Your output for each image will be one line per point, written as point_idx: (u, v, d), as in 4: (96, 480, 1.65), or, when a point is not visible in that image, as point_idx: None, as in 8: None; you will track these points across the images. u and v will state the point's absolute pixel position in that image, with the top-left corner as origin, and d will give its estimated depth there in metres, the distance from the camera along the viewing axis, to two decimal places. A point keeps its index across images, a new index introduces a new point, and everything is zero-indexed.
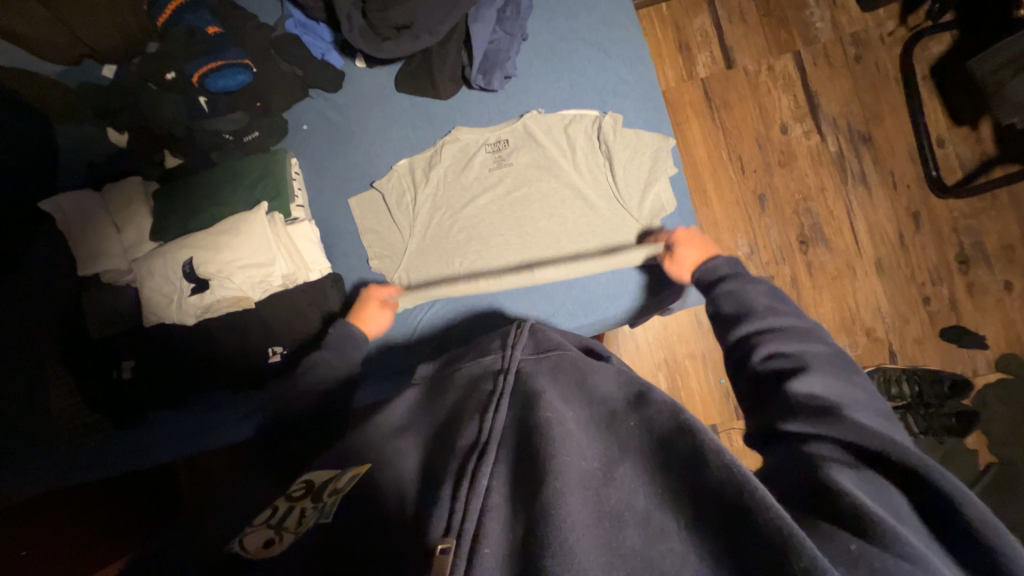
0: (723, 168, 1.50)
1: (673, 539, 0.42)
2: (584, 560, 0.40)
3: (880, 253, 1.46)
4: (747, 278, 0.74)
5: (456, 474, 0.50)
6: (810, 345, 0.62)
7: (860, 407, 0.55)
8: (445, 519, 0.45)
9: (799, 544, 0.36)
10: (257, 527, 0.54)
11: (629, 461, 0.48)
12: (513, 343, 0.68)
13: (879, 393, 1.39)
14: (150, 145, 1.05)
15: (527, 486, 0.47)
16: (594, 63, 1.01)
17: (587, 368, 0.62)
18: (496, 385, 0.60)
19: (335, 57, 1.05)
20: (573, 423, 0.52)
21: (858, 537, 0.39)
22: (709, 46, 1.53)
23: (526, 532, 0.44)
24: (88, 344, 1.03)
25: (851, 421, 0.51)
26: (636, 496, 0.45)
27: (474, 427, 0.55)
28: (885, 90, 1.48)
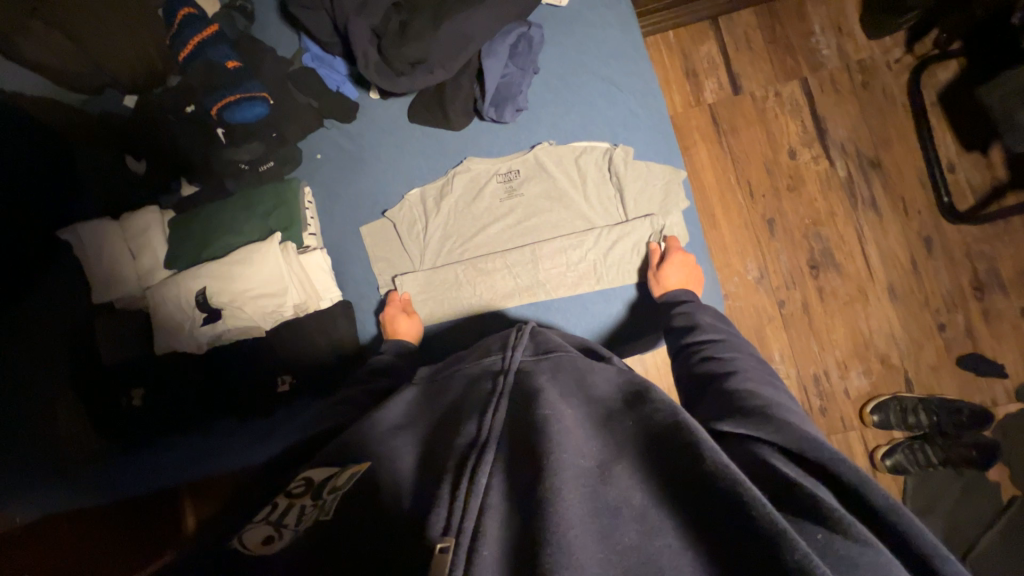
0: (731, 192, 1.50)
1: (669, 535, 0.42)
2: (581, 556, 0.40)
3: (892, 279, 1.44)
4: (701, 310, 0.82)
5: (456, 473, 0.50)
6: (747, 364, 0.67)
7: (789, 409, 0.59)
8: (444, 517, 0.45)
9: (788, 536, 0.37)
10: (258, 522, 0.56)
11: (624, 461, 0.50)
12: (514, 346, 0.74)
13: (897, 423, 1.35)
14: (165, 173, 1.06)
15: (525, 484, 0.47)
16: (604, 95, 1.02)
17: (585, 375, 0.67)
18: (496, 385, 0.64)
19: (349, 90, 1.07)
20: (570, 422, 0.54)
21: (826, 529, 0.41)
22: (716, 73, 1.55)
23: (525, 528, 0.43)
24: (99, 371, 1.03)
25: (778, 421, 0.53)
26: (633, 493, 0.46)
27: (475, 425, 0.57)
28: (893, 116, 1.49)
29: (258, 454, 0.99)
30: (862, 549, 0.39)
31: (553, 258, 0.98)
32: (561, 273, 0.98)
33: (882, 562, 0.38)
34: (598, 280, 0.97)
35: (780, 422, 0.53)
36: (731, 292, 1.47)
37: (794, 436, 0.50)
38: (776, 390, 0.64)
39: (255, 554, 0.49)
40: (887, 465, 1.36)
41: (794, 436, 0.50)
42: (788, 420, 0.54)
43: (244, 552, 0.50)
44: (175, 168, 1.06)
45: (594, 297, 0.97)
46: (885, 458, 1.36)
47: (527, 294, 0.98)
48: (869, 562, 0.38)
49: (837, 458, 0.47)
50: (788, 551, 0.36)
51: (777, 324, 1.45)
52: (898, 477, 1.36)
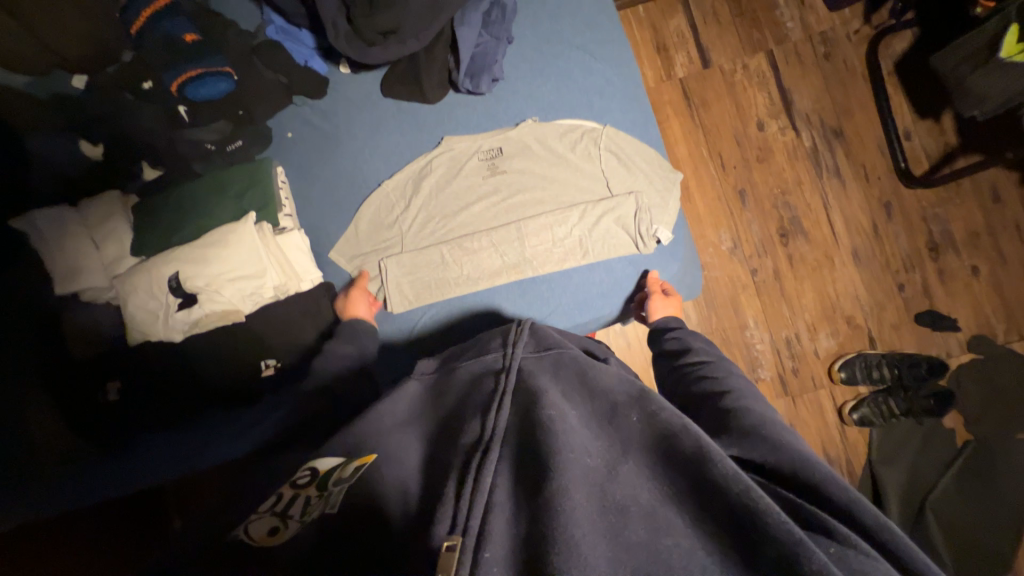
0: (704, 165, 1.54)
1: (678, 534, 0.42)
2: (591, 557, 0.39)
3: (856, 243, 1.51)
4: (688, 332, 0.85)
5: (462, 471, 0.49)
6: (738, 384, 0.68)
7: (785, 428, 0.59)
8: (449, 516, 0.44)
9: (809, 552, 0.37)
10: (263, 512, 0.54)
11: (632, 460, 0.48)
12: (514, 341, 0.67)
13: (863, 380, 1.41)
14: (125, 157, 1.01)
15: (531, 480, 0.46)
16: (580, 64, 1.02)
17: (588, 367, 0.62)
18: (498, 383, 0.59)
19: (318, 64, 1.04)
20: (576, 420, 0.51)
21: (838, 543, 0.41)
22: (686, 47, 1.57)
23: (535, 525, 0.42)
24: (70, 366, 0.97)
25: (771, 439, 0.53)
26: (641, 492, 0.45)
27: (476, 428, 0.54)
28: (854, 86, 1.54)
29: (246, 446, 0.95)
30: (875, 562, 0.39)
31: (539, 234, 0.98)
32: (547, 250, 0.98)
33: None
34: (583, 254, 0.98)
35: (773, 441, 0.53)
36: (706, 262, 1.51)
37: (785, 453, 0.51)
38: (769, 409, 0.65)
39: (263, 546, 0.48)
40: (855, 419, 1.42)
41: (790, 455, 0.50)
42: (782, 437, 0.54)
43: (247, 544, 0.48)
44: (136, 148, 1.00)
45: (580, 271, 0.98)
46: (852, 412, 1.43)
47: (516, 271, 0.98)
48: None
49: (827, 476, 0.47)
50: (807, 561, 0.37)
51: (750, 293, 1.50)
52: (864, 429, 1.43)
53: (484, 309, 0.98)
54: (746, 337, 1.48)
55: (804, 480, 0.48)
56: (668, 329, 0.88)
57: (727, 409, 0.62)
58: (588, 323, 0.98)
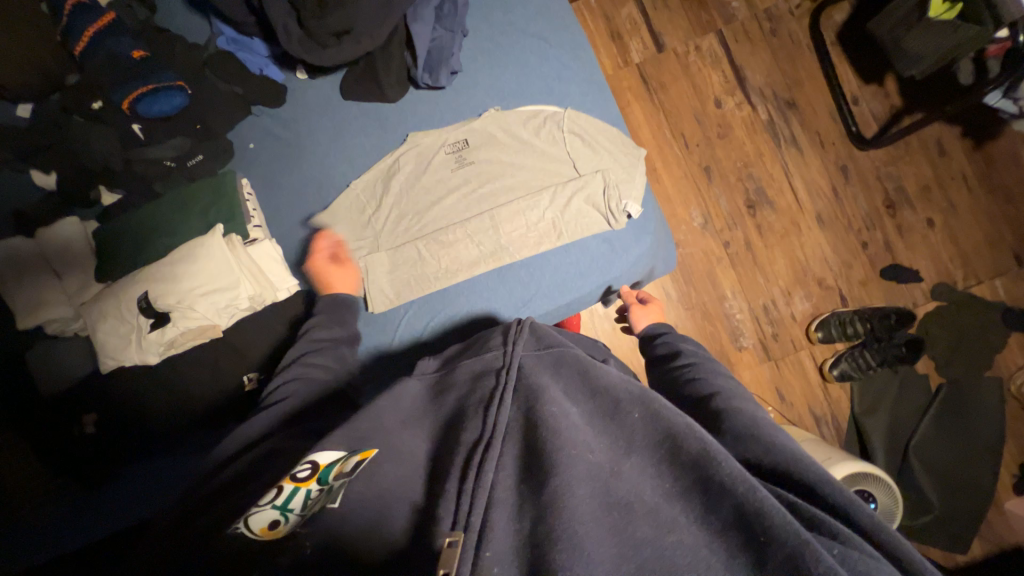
0: (668, 145, 1.57)
1: (682, 530, 0.42)
2: (594, 552, 0.40)
3: (818, 208, 1.57)
4: (678, 336, 0.85)
5: (462, 466, 0.48)
6: (727, 383, 0.69)
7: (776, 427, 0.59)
8: (451, 512, 0.44)
9: (815, 551, 0.38)
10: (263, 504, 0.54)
11: (636, 458, 0.47)
12: (514, 339, 0.63)
13: (838, 336, 1.48)
14: (80, 181, 0.97)
15: (534, 478, 0.45)
16: (536, 53, 1.04)
17: (589, 365, 0.60)
18: (498, 381, 0.57)
19: (275, 71, 1.03)
20: (578, 419, 0.50)
21: (841, 544, 0.41)
22: (639, 33, 1.61)
23: (538, 523, 0.42)
24: (38, 403, 0.92)
25: (766, 438, 0.53)
26: (645, 489, 0.45)
27: (477, 425, 0.52)
28: (801, 58, 1.61)
29: None
30: (874, 562, 0.40)
31: (513, 220, 0.99)
32: (523, 234, 0.99)
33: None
34: (558, 235, 0.99)
35: (766, 441, 0.53)
36: (680, 240, 1.55)
37: (784, 454, 0.51)
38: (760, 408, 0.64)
39: (265, 541, 0.49)
40: (835, 375, 1.47)
41: (787, 456, 0.50)
42: (779, 438, 0.53)
43: (250, 535, 0.51)
44: (92, 173, 0.97)
45: (557, 252, 0.99)
46: (832, 369, 1.47)
47: (494, 259, 0.99)
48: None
49: (825, 479, 0.48)
50: (812, 559, 0.37)
51: (725, 265, 1.54)
52: (845, 384, 1.48)
53: (466, 299, 0.99)
54: (725, 308, 1.52)
55: (802, 483, 0.48)
56: (658, 335, 0.89)
57: (716, 406, 0.62)
58: (568, 304, 1.00)
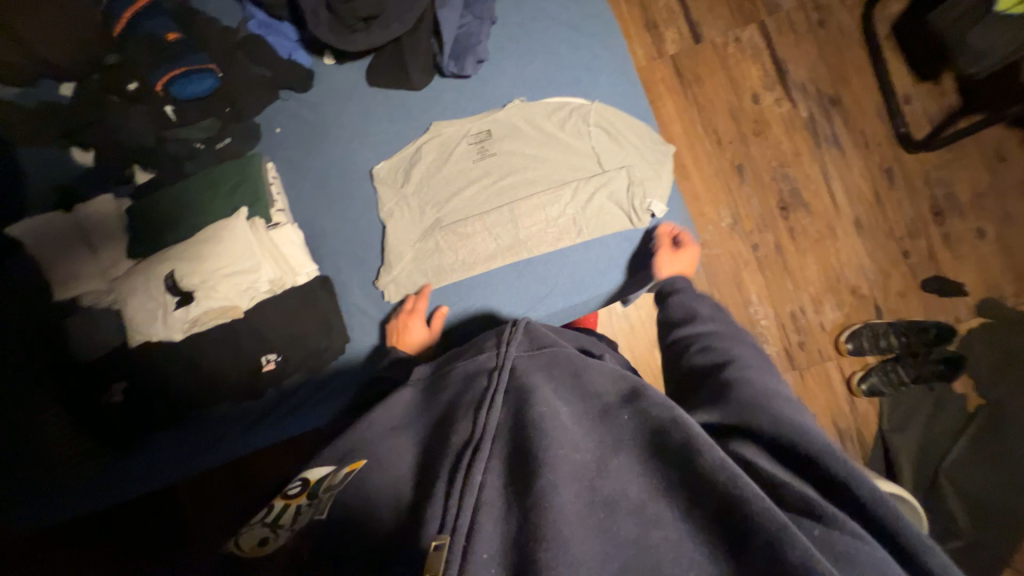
0: (700, 141, 1.51)
1: (667, 528, 0.41)
2: (578, 551, 0.39)
3: (858, 212, 1.48)
4: (695, 292, 0.84)
5: (451, 467, 0.48)
6: (739, 348, 0.68)
7: (784, 395, 0.59)
8: (438, 515, 0.44)
9: (791, 540, 0.36)
10: (254, 523, 0.54)
11: (624, 454, 0.46)
12: (508, 340, 0.62)
13: (870, 348, 1.41)
14: (117, 161, 1.01)
15: (521, 479, 0.45)
16: (565, 41, 1.02)
17: (582, 365, 0.59)
18: (490, 381, 0.57)
19: (303, 56, 1.04)
20: (567, 418, 0.50)
21: (822, 525, 0.41)
22: (676, 23, 1.54)
23: (524, 524, 0.41)
24: (76, 371, 0.98)
25: (770, 410, 0.53)
26: (631, 486, 0.43)
27: (466, 427, 0.52)
28: (849, 52, 1.51)
29: (261, 437, 0.99)
30: (858, 543, 0.39)
31: (532, 215, 0.97)
32: (541, 230, 0.97)
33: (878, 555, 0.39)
34: (578, 232, 0.97)
35: (771, 413, 0.52)
36: (706, 240, 1.49)
37: (786, 425, 0.50)
38: (773, 374, 0.64)
39: (252, 555, 0.48)
40: (864, 389, 1.40)
41: (791, 426, 0.50)
42: (784, 412, 0.53)
43: (240, 556, 0.48)
44: (127, 153, 1.00)
45: (576, 249, 0.97)
46: (861, 383, 1.41)
47: (511, 254, 0.98)
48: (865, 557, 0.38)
49: (831, 451, 0.47)
50: (788, 548, 0.35)
51: (753, 268, 1.48)
52: (874, 399, 1.41)
53: (484, 293, 0.98)
54: (750, 314, 1.47)
55: (801, 454, 0.48)
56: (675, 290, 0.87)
57: (725, 375, 0.63)
58: (587, 304, 0.97)
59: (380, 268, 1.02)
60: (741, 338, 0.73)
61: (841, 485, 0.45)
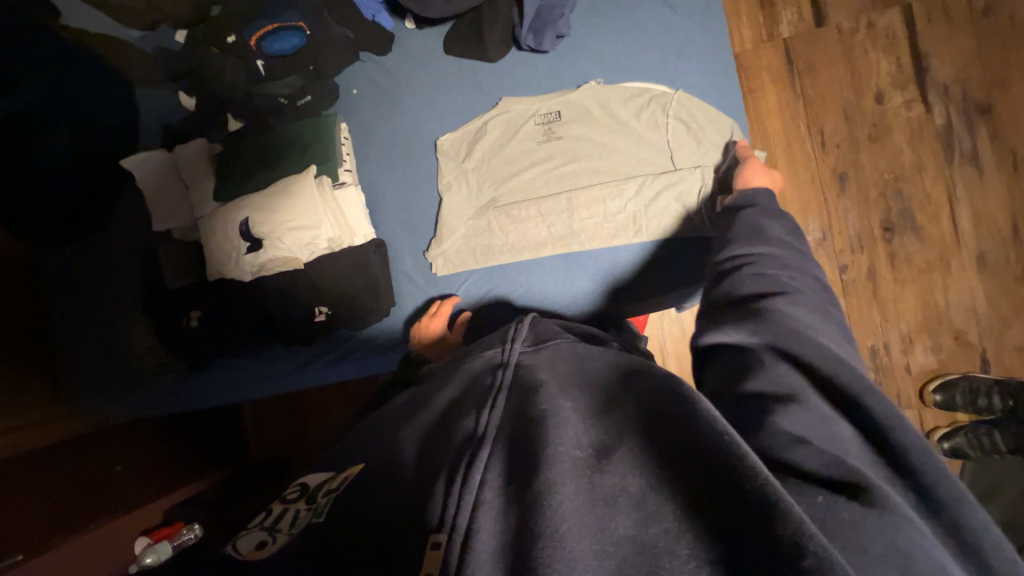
0: (799, 142, 1.32)
1: (666, 521, 0.38)
2: (575, 550, 0.37)
3: (984, 246, 1.25)
4: (770, 210, 0.72)
5: (452, 467, 0.46)
6: (800, 279, 0.61)
7: (834, 336, 0.56)
8: (437, 511, 0.43)
9: (786, 510, 0.35)
10: (252, 530, 0.52)
11: (626, 443, 0.44)
12: (513, 336, 0.63)
13: (964, 404, 1.19)
14: (212, 109, 1.10)
15: (523, 476, 0.43)
16: (657, 19, 0.93)
17: (587, 361, 0.58)
18: (496, 379, 0.56)
19: (385, 19, 1.04)
20: (571, 414, 0.48)
21: (828, 491, 0.41)
22: (797, 0, 1.33)
23: (523, 523, 0.40)
24: (165, 293, 1.11)
25: (816, 342, 0.52)
26: (632, 479, 0.41)
27: (471, 422, 0.51)
28: (1016, 51, 1.23)
29: (303, 379, 1.07)
30: (866, 510, 0.39)
31: (590, 207, 0.93)
32: (598, 224, 0.93)
33: (891, 518, 0.38)
34: (636, 232, 0.91)
35: (819, 347, 0.52)
36: None
37: (831, 358, 0.51)
38: (826, 315, 0.58)
39: (245, 560, 0.44)
40: (944, 448, 1.24)
41: (834, 363, 0.51)
42: (826, 345, 0.53)
43: (235, 557, 0.45)
44: (222, 101, 1.09)
45: (630, 249, 0.92)
46: (941, 440, 1.24)
47: (562, 245, 0.94)
48: (873, 524, 0.38)
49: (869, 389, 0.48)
50: (781, 523, 0.34)
51: (835, 293, 1.30)
52: (955, 461, 1.24)
53: (528, 282, 0.96)
54: None
55: (840, 391, 0.49)
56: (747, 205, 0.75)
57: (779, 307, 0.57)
58: (631, 307, 0.93)
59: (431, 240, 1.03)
60: (804, 264, 0.65)
61: (869, 418, 0.47)
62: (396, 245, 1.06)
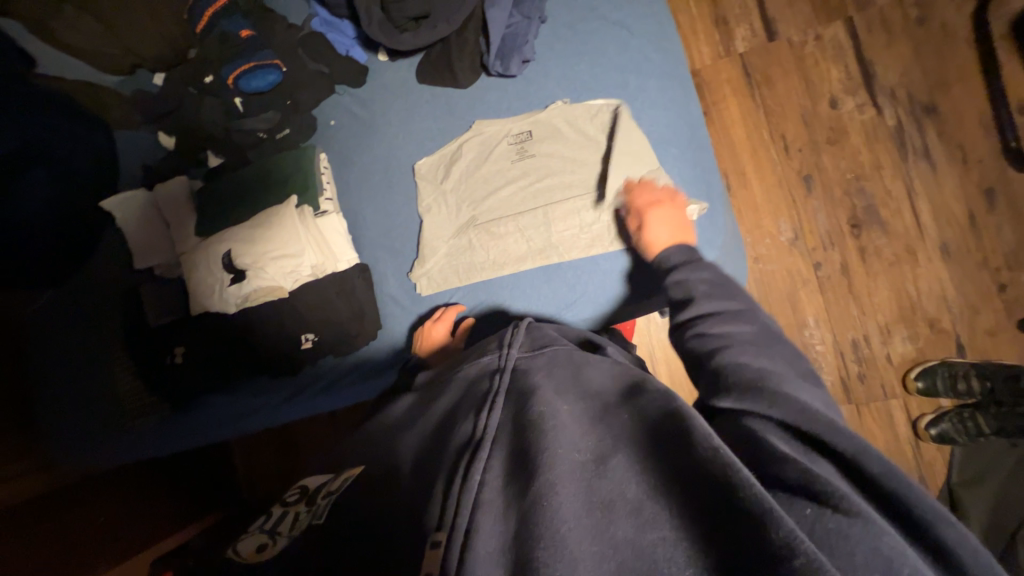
0: (763, 148, 1.39)
1: (664, 527, 0.38)
2: (574, 551, 0.37)
3: (946, 236, 1.30)
4: (697, 264, 0.74)
5: (451, 469, 0.47)
6: (739, 327, 0.63)
7: (792, 378, 0.56)
8: (437, 512, 0.43)
9: (777, 517, 0.34)
10: (253, 531, 0.54)
11: (624, 450, 0.45)
12: (510, 342, 0.64)
13: (943, 390, 1.23)
14: (192, 145, 1.12)
15: (522, 477, 0.44)
16: (616, 41, 0.98)
17: (585, 368, 0.59)
18: (492, 384, 0.57)
19: (359, 53, 1.09)
20: (568, 417, 0.49)
21: (816, 504, 0.40)
22: (749, 18, 1.42)
23: (522, 523, 0.40)
24: (146, 332, 1.10)
25: (779, 396, 0.51)
26: (628, 485, 0.41)
27: (469, 426, 0.51)
28: (953, 54, 1.32)
29: (290, 411, 1.06)
30: (851, 521, 0.38)
31: (567, 220, 0.96)
32: (575, 235, 0.96)
33: (873, 533, 0.37)
34: (612, 240, 0.94)
35: (782, 400, 0.51)
36: (762, 255, 1.38)
37: (798, 413, 0.49)
38: (777, 358, 0.59)
39: (246, 562, 0.47)
40: (932, 435, 1.23)
41: (795, 410, 0.49)
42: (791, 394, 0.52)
43: (238, 560, 0.48)
44: (201, 138, 1.11)
45: (608, 257, 0.95)
46: (929, 428, 1.24)
47: (541, 257, 0.97)
48: (859, 535, 0.37)
49: (834, 427, 0.47)
50: (773, 528, 0.34)
51: (812, 289, 1.35)
52: (943, 447, 1.24)
53: (511, 295, 0.98)
54: (805, 337, 1.34)
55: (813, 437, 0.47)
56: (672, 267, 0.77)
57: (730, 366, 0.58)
58: (613, 313, 0.95)
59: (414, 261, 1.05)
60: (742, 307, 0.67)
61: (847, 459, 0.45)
62: (380, 269, 1.07)
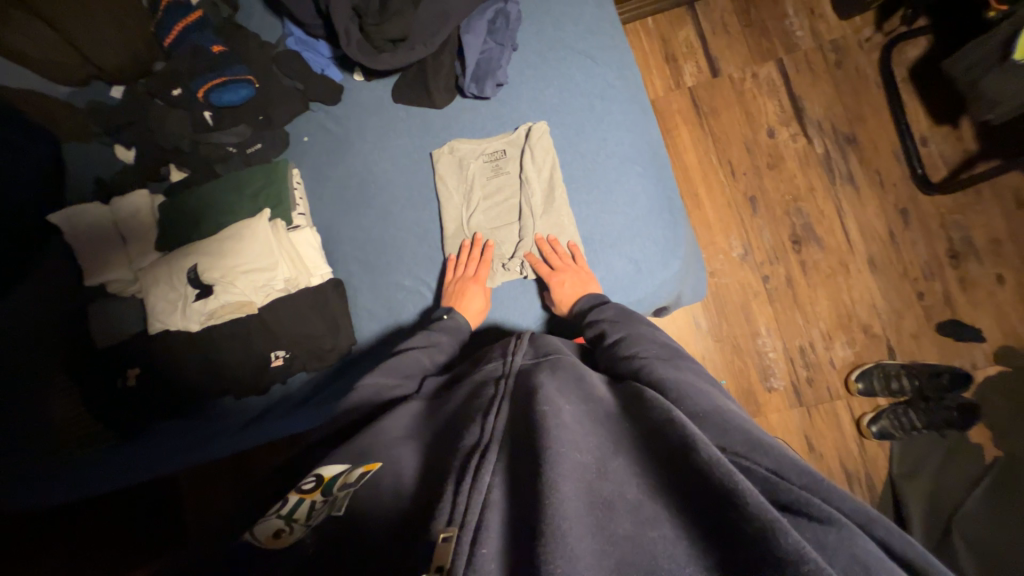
0: (713, 172, 1.52)
1: (662, 526, 0.41)
2: (578, 547, 0.38)
3: (871, 250, 1.46)
4: (609, 308, 0.84)
5: (460, 469, 0.47)
6: (643, 345, 0.68)
7: (697, 384, 0.58)
8: (447, 509, 0.43)
9: (782, 527, 0.36)
10: (268, 513, 0.51)
11: (624, 457, 0.47)
12: (514, 351, 0.66)
13: (880, 390, 1.35)
14: (155, 159, 1.09)
15: (528, 478, 0.44)
16: (582, 69, 1.06)
17: (585, 374, 0.60)
18: (497, 390, 0.57)
19: (334, 72, 1.11)
20: (571, 417, 0.49)
21: (808, 519, 0.40)
22: (695, 56, 1.57)
23: (527, 523, 0.41)
24: (97, 352, 1.04)
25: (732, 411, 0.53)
26: (628, 487, 0.44)
27: (475, 430, 0.51)
28: (866, 93, 1.52)
29: (252, 437, 1.01)
30: (842, 535, 0.39)
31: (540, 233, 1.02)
32: None
33: (855, 542, 0.39)
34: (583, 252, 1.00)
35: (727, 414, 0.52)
36: (716, 269, 1.48)
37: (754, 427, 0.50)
38: (678, 368, 0.62)
39: (268, 549, 0.45)
40: (874, 432, 1.34)
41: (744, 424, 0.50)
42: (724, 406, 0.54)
43: (257, 546, 0.46)
44: (163, 152, 1.08)
45: None
46: (870, 425, 1.34)
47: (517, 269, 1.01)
48: (838, 544, 0.39)
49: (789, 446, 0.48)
50: (780, 535, 0.35)
51: (762, 300, 1.46)
52: (885, 442, 1.34)
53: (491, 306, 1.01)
54: (758, 345, 1.44)
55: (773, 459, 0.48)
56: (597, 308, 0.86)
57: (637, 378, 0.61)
58: None
59: (390, 276, 1.05)
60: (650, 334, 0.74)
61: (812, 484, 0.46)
62: (353, 283, 1.06)
